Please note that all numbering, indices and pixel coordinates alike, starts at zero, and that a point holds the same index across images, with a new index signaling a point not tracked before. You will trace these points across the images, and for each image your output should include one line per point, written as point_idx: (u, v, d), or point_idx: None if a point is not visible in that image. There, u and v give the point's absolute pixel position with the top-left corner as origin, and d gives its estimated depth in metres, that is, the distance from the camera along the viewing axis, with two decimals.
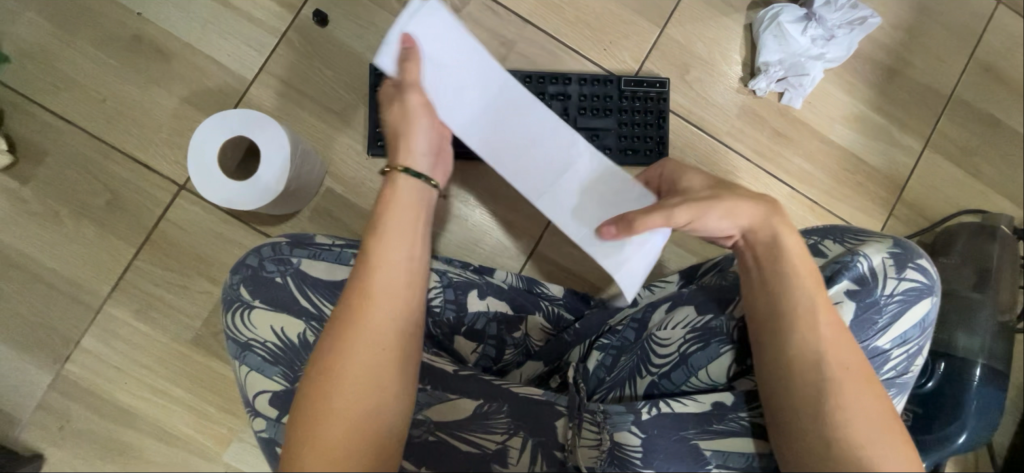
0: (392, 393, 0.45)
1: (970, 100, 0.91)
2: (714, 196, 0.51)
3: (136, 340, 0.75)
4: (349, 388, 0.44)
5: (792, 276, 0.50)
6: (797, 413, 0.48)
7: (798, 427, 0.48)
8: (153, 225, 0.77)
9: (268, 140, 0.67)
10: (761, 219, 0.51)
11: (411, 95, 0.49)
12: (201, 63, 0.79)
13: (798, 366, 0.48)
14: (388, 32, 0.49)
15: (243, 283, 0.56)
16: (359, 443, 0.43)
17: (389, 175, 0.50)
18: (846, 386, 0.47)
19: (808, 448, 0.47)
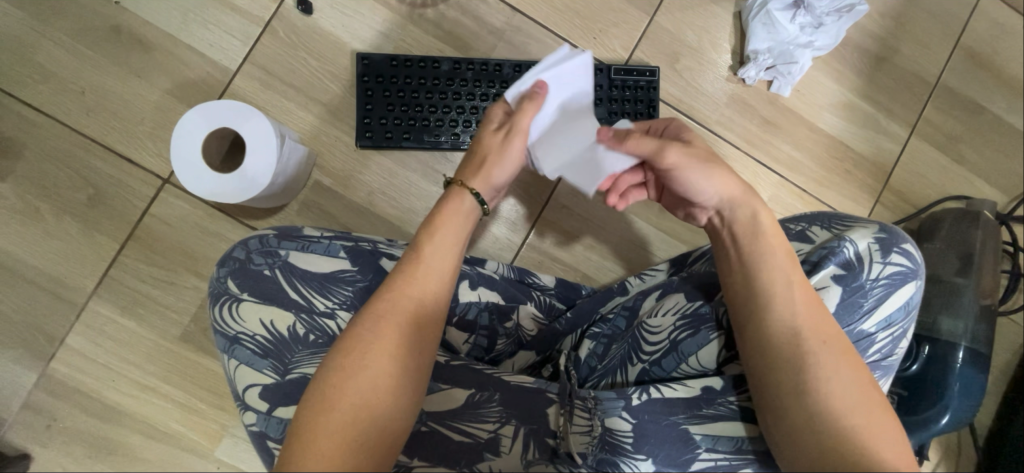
0: (403, 389, 0.48)
1: (955, 87, 0.92)
2: (706, 160, 0.55)
3: (123, 336, 0.74)
4: (365, 378, 0.46)
5: (765, 256, 0.52)
6: (778, 390, 0.49)
7: (794, 412, 0.48)
8: (137, 220, 0.75)
9: (254, 131, 0.66)
10: (740, 200, 0.55)
11: (517, 141, 0.56)
12: (183, 54, 0.77)
13: (786, 347, 0.49)
14: (525, 77, 0.58)
15: (230, 276, 0.55)
16: (371, 420, 0.45)
17: (456, 187, 0.56)
18: (822, 361, 0.48)
19: (795, 425, 0.47)
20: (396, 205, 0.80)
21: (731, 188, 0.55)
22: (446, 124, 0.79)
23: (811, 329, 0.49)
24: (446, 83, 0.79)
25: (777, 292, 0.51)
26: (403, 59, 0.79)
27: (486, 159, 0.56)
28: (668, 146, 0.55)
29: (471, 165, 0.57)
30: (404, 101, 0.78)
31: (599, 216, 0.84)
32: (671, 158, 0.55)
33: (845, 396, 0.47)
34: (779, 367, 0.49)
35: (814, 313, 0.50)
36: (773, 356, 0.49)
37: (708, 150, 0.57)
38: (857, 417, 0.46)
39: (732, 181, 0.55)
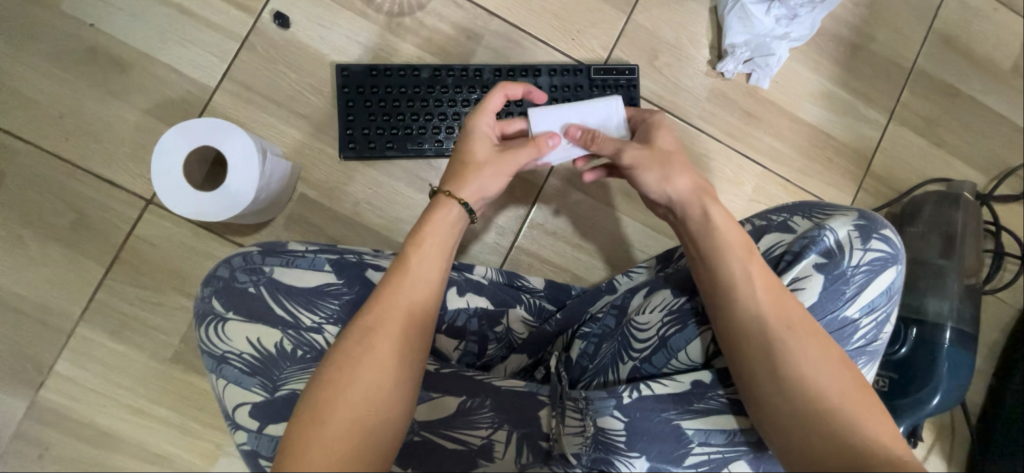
0: (394, 396, 0.47)
1: (930, 71, 0.93)
2: (667, 157, 0.59)
3: (112, 360, 0.74)
4: (355, 390, 0.46)
5: (732, 253, 0.53)
6: (765, 385, 0.49)
7: (787, 400, 0.48)
8: (122, 243, 0.75)
9: (235, 149, 0.66)
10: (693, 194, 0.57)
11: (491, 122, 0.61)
12: (161, 73, 0.76)
13: (764, 340, 0.49)
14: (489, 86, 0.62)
15: (214, 295, 0.55)
16: (359, 436, 0.45)
17: (441, 197, 0.57)
18: (796, 352, 0.49)
19: (787, 419, 0.47)
20: (383, 214, 0.80)
21: (691, 179, 0.58)
22: (429, 131, 0.79)
23: (789, 313, 0.50)
24: (427, 91, 0.79)
25: (753, 279, 0.51)
26: (383, 69, 0.79)
27: (471, 172, 0.57)
28: (626, 147, 0.59)
29: (453, 180, 0.58)
30: (385, 110, 0.78)
31: (585, 216, 0.85)
32: (628, 160, 0.59)
33: (830, 379, 0.48)
34: (760, 361, 0.49)
35: (784, 305, 0.50)
36: (763, 346, 0.49)
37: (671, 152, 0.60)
38: (842, 400, 0.47)
39: (686, 179, 0.58)
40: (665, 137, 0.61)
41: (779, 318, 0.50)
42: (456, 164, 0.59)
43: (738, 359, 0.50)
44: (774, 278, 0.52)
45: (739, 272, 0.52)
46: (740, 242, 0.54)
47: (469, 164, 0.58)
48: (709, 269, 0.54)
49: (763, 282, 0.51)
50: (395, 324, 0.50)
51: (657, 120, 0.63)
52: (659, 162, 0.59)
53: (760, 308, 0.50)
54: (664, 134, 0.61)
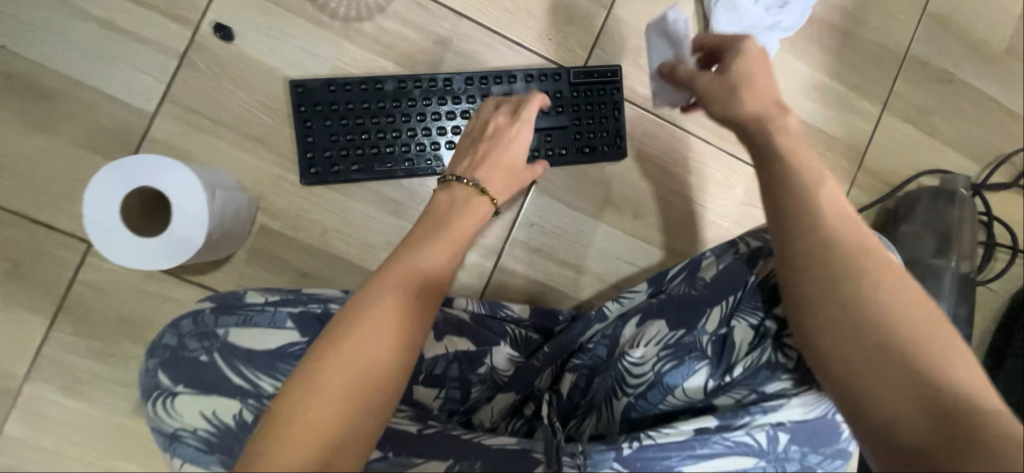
0: (369, 386, 0.42)
1: (923, 56, 0.89)
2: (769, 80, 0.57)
3: (69, 418, 0.68)
4: (327, 377, 0.41)
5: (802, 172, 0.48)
6: (841, 319, 0.42)
7: (851, 360, 0.42)
8: (65, 291, 0.68)
9: (179, 187, 0.59)
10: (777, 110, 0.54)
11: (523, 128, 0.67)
12: (90, 98, 0.68)
13: (844, 261, 0.44)
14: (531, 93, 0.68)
15: (161, 368, 0.50)
16: (351, 401, 0.41)
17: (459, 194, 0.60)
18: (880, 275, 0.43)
19: (872, 361, 0.41)
20: (354, 242, 0.74)
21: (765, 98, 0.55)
22: (398, 150, 0.72)
23: (862, 256, 0.44)
24: (393, 105, 0.72)
25: (828, 215, 0.46)
26: (342, 83, 0.71)
27: (507, 184, 0.65)
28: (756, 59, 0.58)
29: (489, 181, 0.63)
30: (348, 129, 0.71)
31: (572, 230, 0.80)
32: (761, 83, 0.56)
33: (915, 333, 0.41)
34: (843, 290, 0.43)
35: (857, 229, 0.46)
36: (847, 270, 0.43)
37: (752, 77, 0.57)
38: (938, 358, 0.40)
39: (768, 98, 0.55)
40: (764, 68, 0.58)
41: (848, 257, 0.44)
42: (500, 165, 0.64)
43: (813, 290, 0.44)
44: (848, 215, 0.47)
45: (812, 204, 0.47)
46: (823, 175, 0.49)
47: (508, 173, 0.64)
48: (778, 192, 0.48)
49: (836, 218, 0.46)
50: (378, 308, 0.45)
51: (749, 47, 0.59)
52: (722, 93, 0.57)
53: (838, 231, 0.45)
54: (758, 65, 0.58)
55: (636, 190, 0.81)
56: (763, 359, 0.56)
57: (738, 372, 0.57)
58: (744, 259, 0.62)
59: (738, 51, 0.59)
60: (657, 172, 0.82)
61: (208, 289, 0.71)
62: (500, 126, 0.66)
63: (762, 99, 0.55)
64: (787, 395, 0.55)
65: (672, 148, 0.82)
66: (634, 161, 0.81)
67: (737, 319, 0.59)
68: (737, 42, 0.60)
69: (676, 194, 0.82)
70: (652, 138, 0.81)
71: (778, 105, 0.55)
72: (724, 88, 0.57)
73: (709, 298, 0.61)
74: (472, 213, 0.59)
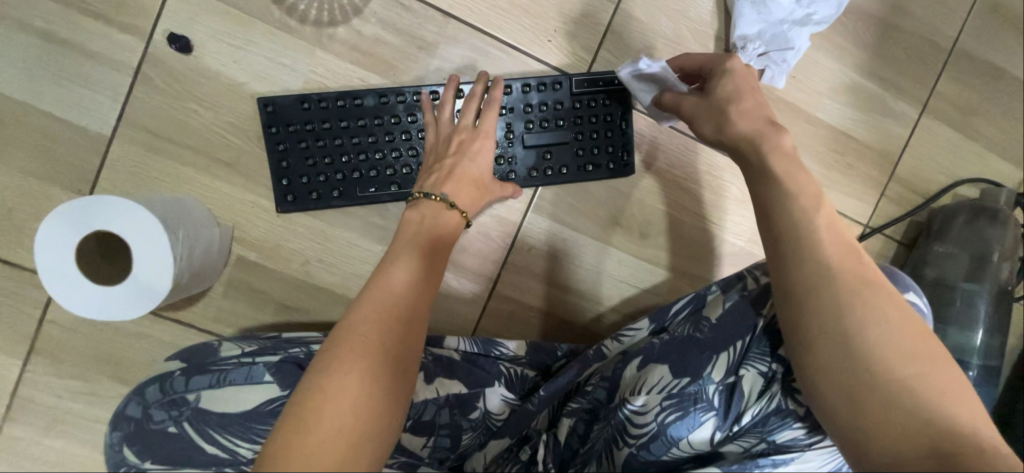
0: (382, 400, 0.42)
1: (971, 49, 0.79)
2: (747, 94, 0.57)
3: (52, 457, 0.66)
4: (335, 396, 0.40)
5: (793, 198, 0.51)
6: (827, 342, 0.46)
7: (837, 371, 0.45)
8: (35, 330, 0.64)
9: (134, 228, 0.52)
10: (773, 130, 0.54)
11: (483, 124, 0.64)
12: (40, 122, 0.62)
13: (828, 285, 0.47)
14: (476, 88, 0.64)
15: (126, 442, 0.50)
16: (340, 428, 0.40)
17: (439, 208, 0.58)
18: (866, 300, 0.46)
19: (851, 380, 0.44)
20: (338, 272, 0.69)
21: (751, 121, 0.55)
22: (382, 173, 0.66)
23: (847, 272, 0.47)
24: (375, 123, 0.65)
25: (821, 234, 0.49)
26: (317, 99, 0.64)
27: (480, 195, 0.62)
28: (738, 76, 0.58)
29: (463, 190, 0.60)
30: (326, 151, 0.65)
31: (573, 253, 0.74)
32: (748, 103, 0.57)
33: (899, 346, 0.44)
34: (825, 313, 0.46)
35: (844, 253, 0.48)
36: (826, 292, 0.47)
37: (743, 96, 0.57)
38: (921, 369, 0.43)
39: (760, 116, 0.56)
40: (749, 85, 0.58)
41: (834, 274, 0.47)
42: (466, 179, 0.61)
43: (800, 311, 0.47)
44: (846, 243, 0.49)
45: (803, 223, 0.50)
46: (817, 196, 0.51)
47: (477, 184, 0.62)
48: (771, 220, 0.52)
49: (825, 236, 0.49)
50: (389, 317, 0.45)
51: (733, 65, 0.59)
52: (713, 116, 0.58)
53: (826, 254, 0.48)
54: (744, 83, 0.58)
55: (644, 208, 0.74)
56: (772, 407, 0.51)
57: (747, 421, 0.52)
58: (751, 298, 0.55)
59: (726, 69, 0.59)
60: (666, 188, 0.75)
61: (185, 325, 0.67)
62: (463, 139, 0.63)
63: (754, 121, 0.55)
64: (799, 447, 0.51)
65: (684, 161, 0.74)
66: (642, 176, 0.74)
67: (746, 366, 0.52)
68: (724, 60, 0.60)
69: (687, 211, 0.75)
70: (662, 150, 0.74)
71: (770, 123, 0.55)
72: (714, 110, 0.58)
73: (716, 342, 0.54)
74: (441, 228, 0.57)
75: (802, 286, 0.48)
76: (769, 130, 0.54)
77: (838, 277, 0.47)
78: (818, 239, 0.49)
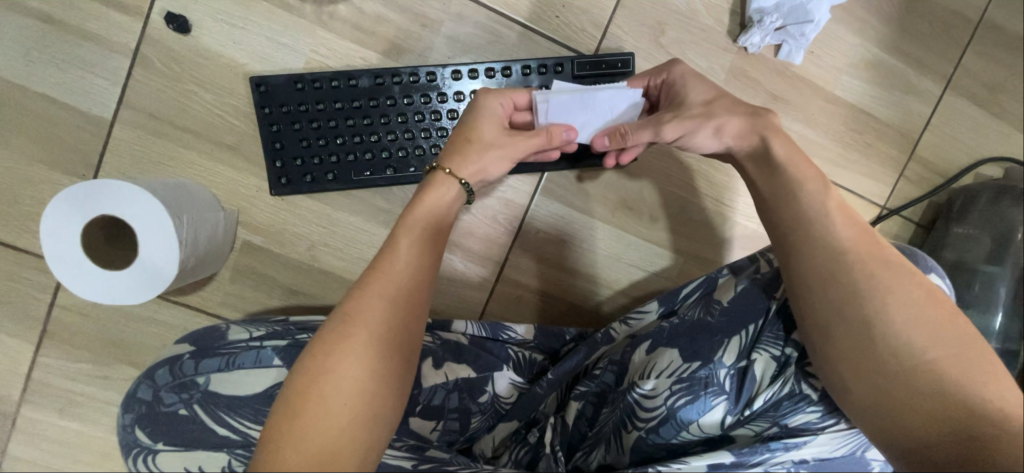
0: (390, 381, 0.42)
1: (999, 21, 0.76)
2: (710, 108, 0.53)
3: (68, 439, 0.67)
4: (341, 381, 0.40)
5: (798, 182, 0.50)
6: (837, 322, 0.45)
7: (850, 353, 0.45)
8: (46, 315, 0.64)
9: (139, 214, 0.52)
10: (750, 127, 0.53)
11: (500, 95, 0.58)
12: (40, 107, 0.61)
13: (841, 265, 0.46)
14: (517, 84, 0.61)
15: (138, 424, 0.50)
16: (349, 408, 0.40)
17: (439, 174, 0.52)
18: (881, 280, 0.45)
19: (862, 360, 0.44)
20: (344, 256, 0.68)
21: (738, 125, 0.53)
22: (378, 156, 0.65)
23: (861, 255, 0.46)
24: (369, 104, 0.64)
25: (831, 215, 0.48)
26: (310, 80, 0.63)
27: (477, 150, 0.53)
28: (694, 86, 0.55)
29: (456, 155, 0.53)
30: (321, 132, 0.64)
31: (581, 237, 0.73)
32: (721, 112, 0.53)
33: (917, 326, 0.43)
34: (837, 293, 0.45)
35: (855, 234, 0.47)
36: (839, 273, 0.46)
37: (712, 99, 0.54)
38: (937, 348, 0.43)
39: (742, 121, 0.53)
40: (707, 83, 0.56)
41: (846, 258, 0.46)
42: (464, 140, 0.54)
43: (812, 291, 0.46)
44: (857, 224, 0.48)
45: (813, 210, 0.48)
46: (823, 183, 0.50)
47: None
48: (777, 203, 0.51)
49: (837, 221, 0.48)
50: (389, 299, 0.45)
51: (684, 68, 0.56)
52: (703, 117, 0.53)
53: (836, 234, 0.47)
54: (704, 83, 0.55)
55: (654, 191, 0.73)
56: (785, 390, 0.50)
57: (759, 405, 0.51)
58: (763, 283, 0.54)
59: (677, 73, 0.56)
60: (678, 169, 0.73)
61: (193, 310, 0.67)
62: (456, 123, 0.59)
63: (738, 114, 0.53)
64: (812, 430, 0.50)
65: None
66: (652, 157, 0.72)
67: (758, 351, 0.51)
68: (669, 69, 0.57)
69: (698, 193, 0.74)
70: None
71: (757, 120, 0.53)
72: (702, 112, 0.53)
73: (728, 326, 0.53)
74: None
75: (814, 271, 0.47)
76: (757, 117, 0.53)
77: (851, 261, 0.46)
78: (830, 223, 0.48)
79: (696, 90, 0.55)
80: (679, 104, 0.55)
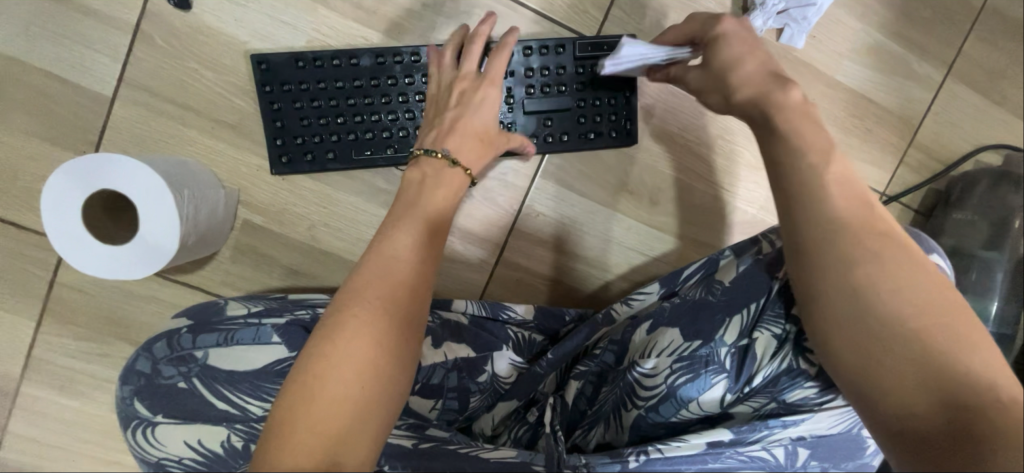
0: (395, 359, 0.43)
1: (1002, 8, 0.76)
2: (734, 66, 0.49)
3: (69, 416, 0.68)
4: (347, 361, 0.41)
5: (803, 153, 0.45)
6: (850, 307, 0.42)
7: (843, 326, 0.43)
8: (46, 293, 0.65)
9: (140, 189, 0.52)
10: (766, 87, 0.47)
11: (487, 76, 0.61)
12: (40, 82, 0.61)
13: (852, 245, 0.43)
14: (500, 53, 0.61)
15: (137, 396, 0.51)
16: (355, 388, 0.40)
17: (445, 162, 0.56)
18: (887, 259, 0.42)
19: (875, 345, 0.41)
20: (344, 237, 0.68)
21: (757, 83, 0.48)
22: (378, 136, 0.64)
23: (853, 225, 0.43)
24: (371, 84, 0.64)
25: (840, 190, 0.44)
26: (311, 58, 0.63)
27: (482, 144, 0.60)
28: (733, 42, 0.50)
29: (462, 146, 0.58)
30: (321, 111, 0.63)
31: (581, 220, 0.73)
32: (747, 71, 0.49)
33: (913, 295, 0.41)
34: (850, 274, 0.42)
35: (862, 210, 0.44)
36: (850, 253, 0.43)
37: (749, 56, 0.49)
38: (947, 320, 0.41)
39: (764, 78, 0.48)
40: (749, 45, 0.50)
41: (839, 230, 0.43)
42: (469, 133, 0.59)
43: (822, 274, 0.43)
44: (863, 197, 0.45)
45: (810, 185, 0.44)
46: (823, 162, 0.44)
47: (480, 138, 0.60)
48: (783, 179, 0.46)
49: (829, 193, 0.44)
50: (391, 280, 0.45)
51: (726, 28, 0.51)
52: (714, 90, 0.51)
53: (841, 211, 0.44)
54: (743, 44, 0.50)
55: (655, 174, 0.73)
56: (783, 366, 0.50)
57: (758, 382, 0.51)
58: (766, 263, 0.53)
59: (717, 33, 0.51)
60: (678, 153, 0.73)
61: (193, 288, 0.67)
62: (465, 89, 0.60)
63: (756, 85, 0.48)
64: (809, 407, 0.50)
65: (697, 126, 0.72)
66: (653, 141, 0.72)
67: (760, 329, 0.51)
68: (713, 23, 0.53)
69: (698, 177, 0.74)
70: (674, 115, 0.72)
71: (770, 86, 0.47)
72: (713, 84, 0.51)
73: (729, 305, 0.53)
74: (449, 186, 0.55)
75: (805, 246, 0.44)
76: (772, 91, 0.47)
77: (843, 232, 0.43)
78: (820, 198, 0.44)
79: (732, 48, 0.50)
80: (708, 60, 0.52)
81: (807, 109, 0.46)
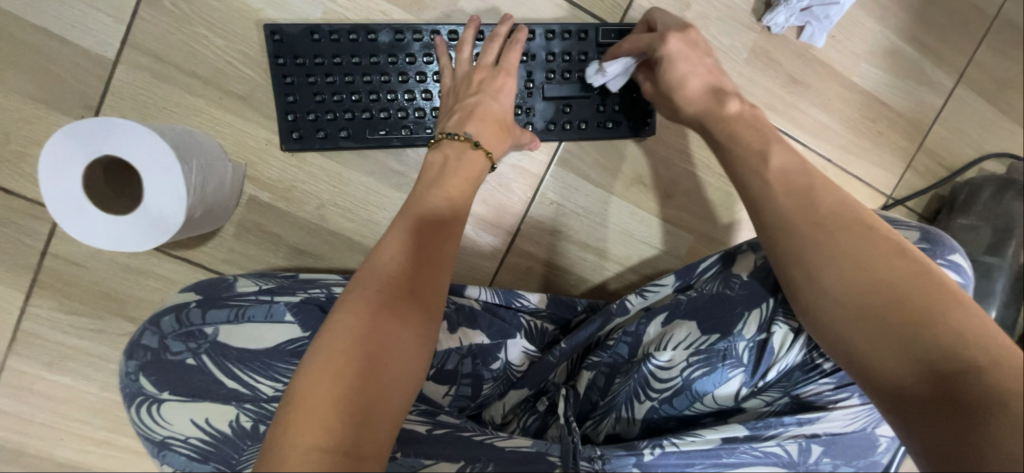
0: (377, 327, 0.40)
1: (1014, 19, 0.77)
2: (682, 82, 0.56)
3: (58, 393, 0.65)
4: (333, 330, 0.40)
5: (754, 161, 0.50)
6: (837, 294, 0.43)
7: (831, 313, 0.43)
8: (38, 263, 0.62)
9: (145, 158, 0.49)
10: (704, 101, 0.55)
11: (501, 65, 0.61)
12: (36, 40, 0.57)
13: (827, 234, 0.44)
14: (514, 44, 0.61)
15: (142, 372, 0.49)
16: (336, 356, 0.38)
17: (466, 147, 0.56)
18: (866, 246, 0.43)
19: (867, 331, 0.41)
20: (353, 218, 0.67)
21: (699, 97, 0.56)
22: (393, 115, 0.63)
23: (819, 211, 0.45)
24: (388, 61, 0.62)
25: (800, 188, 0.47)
26: (328, 31, 0.61)
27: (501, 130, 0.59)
28: (680, 62, 0.56)
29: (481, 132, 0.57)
30: (335, 87, 0.61)
31: (593, 211, 0.72)
32: (694, 86, 0.56)
33: (891, 270, 0.41)
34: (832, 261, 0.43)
35: (830, 202, 0.46)
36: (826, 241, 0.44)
37: (698, 71, 0.56)
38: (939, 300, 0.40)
39: (706, 92, 0.56)
40: (691, 63, 0.57)
41: (805, 216, 0.45)
42: (490, 118, 0.58)
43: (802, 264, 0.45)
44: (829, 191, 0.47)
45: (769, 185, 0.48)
46: (765, 165, 0.49)
47: (500, 124, 0.59)
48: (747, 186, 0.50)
49: (788, 189, 0.47)
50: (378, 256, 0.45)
51: (671, 48, 0.56)
52: (665, 104, 0.59)
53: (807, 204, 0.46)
54: (686, 64, 0.56)
55: (668, 168, 0.72)
56: (800, 362, 0.51)
57: (773, 377, 0.51)
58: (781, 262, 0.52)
59: (662, 54, 0.56)
60: (693, 147, 0.72)
61: (193, 265, 0.65)
62: (483, 79, 0.60)
63: (699, 102, 0.56)
64: (825, 405, 0.51)
65: None
66: (669, 134, 0.71)
67: (779, 325, 0.51)
68: (659, 41, 0.57)
69: (712, 172, 0.73)
70: None
71: (708, 103, 0.55)
72: (662, 99, 0.59)
73: (749, 299, 0.53)
74: (471, 169, 0.55)
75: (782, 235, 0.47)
76: (712, 108, 0.55)
77: (811, 219, 0.45)
78: (778, 197, 0.47)
79: (679, 68, 0.56)
80: (659, 75, 0.57)
81: (745, 119, 0.53)
